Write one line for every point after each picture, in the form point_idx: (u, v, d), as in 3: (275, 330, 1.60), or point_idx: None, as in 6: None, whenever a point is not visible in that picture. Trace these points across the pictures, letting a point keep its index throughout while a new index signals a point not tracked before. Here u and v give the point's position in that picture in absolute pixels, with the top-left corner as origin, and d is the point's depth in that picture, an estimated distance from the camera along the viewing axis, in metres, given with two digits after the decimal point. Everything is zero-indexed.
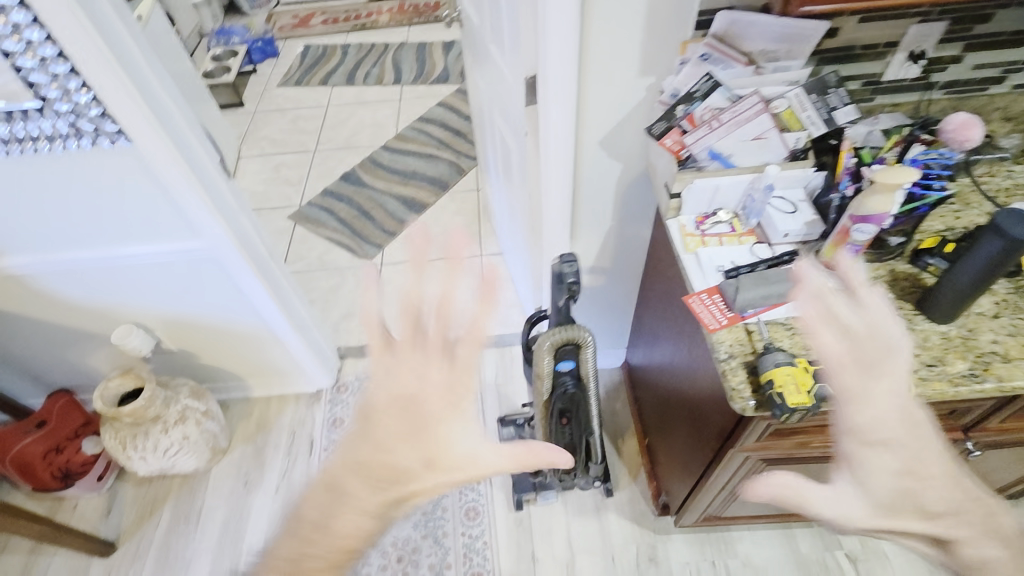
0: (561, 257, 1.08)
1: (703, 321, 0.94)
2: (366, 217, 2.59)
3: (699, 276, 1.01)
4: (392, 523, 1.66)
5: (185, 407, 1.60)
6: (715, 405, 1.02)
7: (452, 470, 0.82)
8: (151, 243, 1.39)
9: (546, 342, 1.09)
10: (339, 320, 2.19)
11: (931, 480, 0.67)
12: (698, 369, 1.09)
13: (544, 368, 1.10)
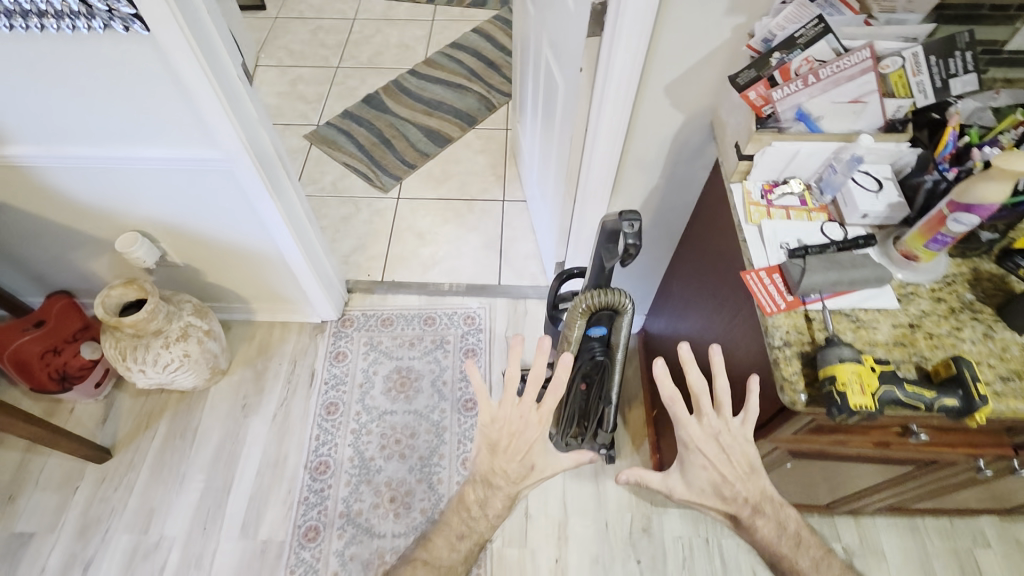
0: (622, 213, 0.97)
1: (759, 303, 0.86)
2: (386, 146, 2.47)
3: (761, 249, 0.94)
4: (388, 464, 1.64)
5: (188, 324, 1.53)
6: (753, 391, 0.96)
7: (542, 467, 0.99)
8: (163, 147, 1.28)
9: (583, 303, 1.02)
10: (349, 251, 2.10)
11: (743, 480, 0.88)
12: (738, 348, 1.01)
13: (575, 333, 1.05)
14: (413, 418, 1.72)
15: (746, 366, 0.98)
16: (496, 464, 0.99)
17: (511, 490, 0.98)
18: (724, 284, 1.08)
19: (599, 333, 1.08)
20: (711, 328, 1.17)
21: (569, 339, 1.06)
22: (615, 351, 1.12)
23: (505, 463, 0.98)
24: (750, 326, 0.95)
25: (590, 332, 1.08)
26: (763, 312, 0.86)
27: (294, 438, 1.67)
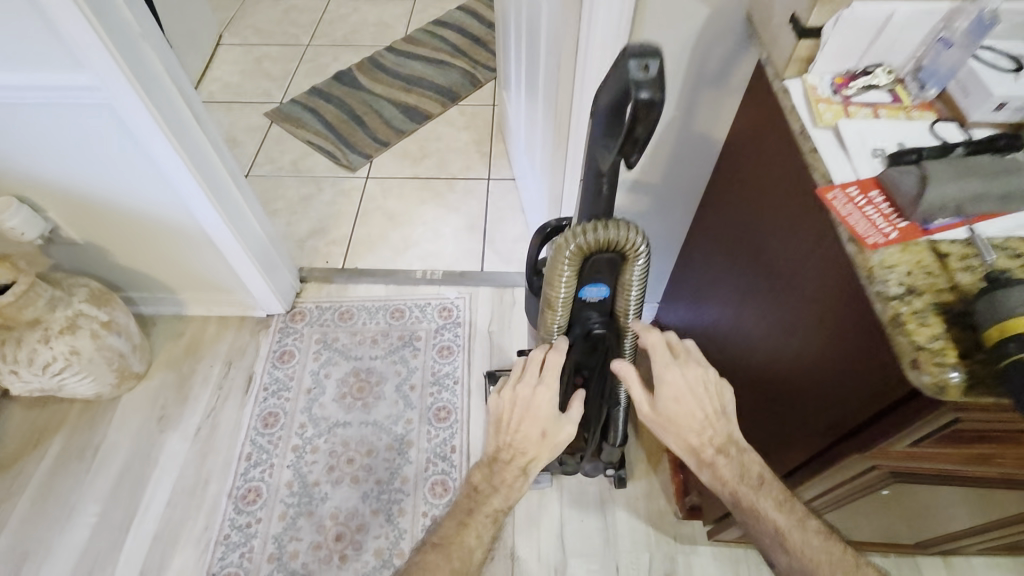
0: (626, 55, 0.58)
1: (852, 231, 0.56)
2: (356, 122, 2.12)
3: (846, 160, 0.63)
4: (335, 491, 1.30)
5: (77, 313, 1.22)
6: (836, 381, 0.63)
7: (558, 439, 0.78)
8: (20, 73, 0.97)
9: (567, 249, 0.67)
10: (305, 236, 1.79)
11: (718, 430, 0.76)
12: (813, 313, 0.67)
13: (559, 297, 0.73)
14: (370, 431, 1.39)
15: (829, 338, 0.64)
16: (503, 440, 0.77)
17: (525, 462, 0.77)
18: (782, 225, 0.74)
19: (596, 292, 0.74)
20: (758, 297, 0.83)
21: (551, 305, 0.75)
22: (622, 314, 0.78)
23: (518, 436, 0.76)
24: (839, 275, 0.61)
25: (584, 292, 0.74)
26: (857, 245, 0.56)
27: (219, 458, 1.36)
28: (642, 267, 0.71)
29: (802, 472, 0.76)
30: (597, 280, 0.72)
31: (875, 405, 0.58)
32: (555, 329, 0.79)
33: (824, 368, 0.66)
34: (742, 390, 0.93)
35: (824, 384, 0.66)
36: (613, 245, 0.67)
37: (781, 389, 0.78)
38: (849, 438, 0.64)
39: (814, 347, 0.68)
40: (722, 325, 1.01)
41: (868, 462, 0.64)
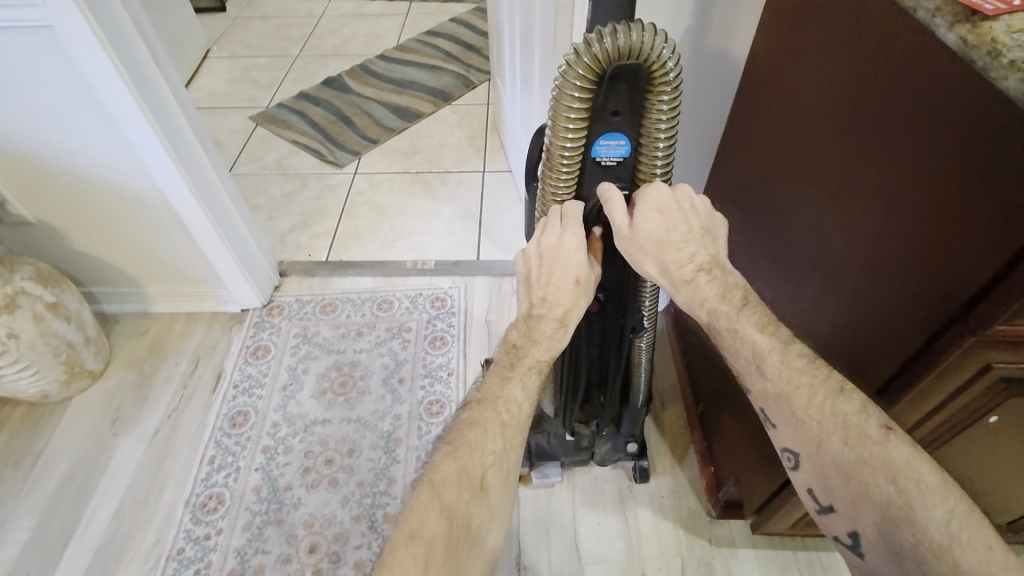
0: None
1: (961, 3, 0.49)
2: (345, 123, 2.04)
3: None
4: (310, 495, 1.13)
5: (19, 290, 1.12)
6: (959, 227, 0.50)
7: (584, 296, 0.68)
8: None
9: (579, 64, 0.57)
10: (287, 230, 1.66)
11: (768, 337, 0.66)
12: (897, 182, 0.57)
13: (566, 148, 0.63)
14: (353, 429, 1.22)
15: (924, 199, 0.53)
16: (536, 295, 0.68)
17: (563, 313, 0.68)
18: (839, 101, 0.65)
19: (615, 140, 0.64)
20: (809, 205, 0.72)
21: (557, 163, 0.65)
22: (647, 176, 0.67)
23: (549, 281, 0.67)
24: (934, 114, 0.51)
25: (599, 139, 0.63)
26: (973, 17, 0.48)
27: (177, 463, 1.18)
28: (670, 97, 0.61)
29: (882, 399, 0.63)
30: (615, 120, 0.62)
31: (1007, 254, 0.46)
32: (563, 198, 0.68)
33: (920, 241, 0.54)
34: (790, 327, 0.81)
35: (921, 259, 0.54)
36: (634, 59, 0.57)
37: (850, 300, 0.66)
38: (961, 319, 0.51)
39: (901, 223, 0.56)
40: (762, 254, 0.87)
41: (990, 351, 0.51)
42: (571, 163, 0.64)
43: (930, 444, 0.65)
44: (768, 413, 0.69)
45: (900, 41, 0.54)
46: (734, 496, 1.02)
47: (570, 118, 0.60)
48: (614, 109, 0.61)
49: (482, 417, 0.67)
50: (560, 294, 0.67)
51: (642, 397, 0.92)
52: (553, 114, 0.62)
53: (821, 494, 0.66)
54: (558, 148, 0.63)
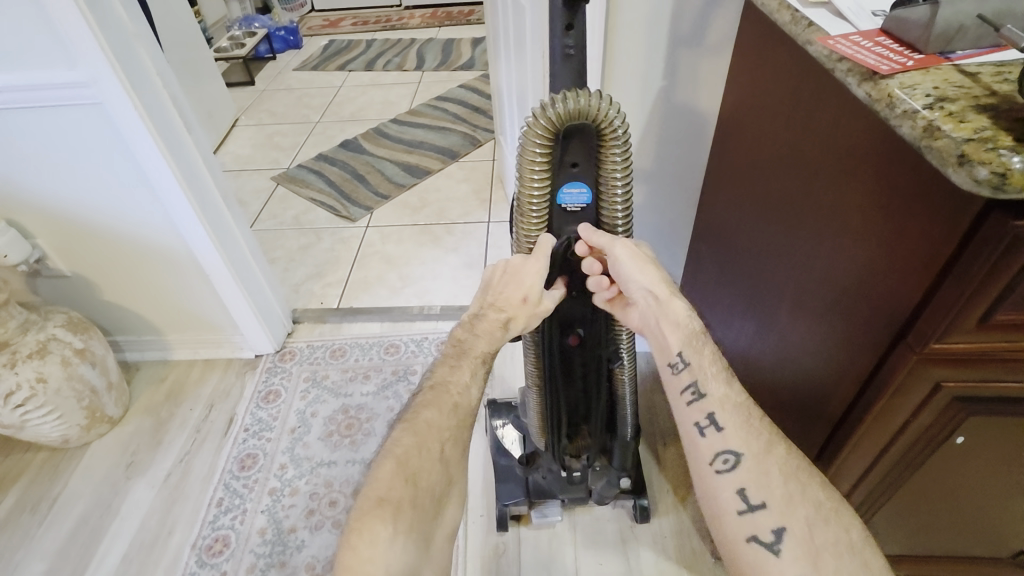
0: None
1: (863, 64, 0.50)
2: (359, 180, 2.17)
3: (845, 23, 0.58)
4: (313, 537, 1.13)
5: (50, 337, 1.21)
6: (891, 249, 0.52)
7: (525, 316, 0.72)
8: (9, 74, 1.01)
9: (537, 125, 0.62)
10: (301, 280, 1.75)
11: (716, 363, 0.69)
12: (842, 212, 0.60)
13: (532, 199, 0.68)
14: (358, 470, 1.24)
15: (864, 226, 0.56)
16: (489, 298, 0.74)
17: (507, 319, 0.73)
18: (789, 143, 0.70)
19: (577, 189, 0.68)
20: (776, 239, 0.76)
21: (525, 210, 0.69)
22: (610, 221, 0.72)
23: (500, 288, 0.73)
24: (863, 148, 0.55)
25: (563, 188, 0.68)
26: (874, 76, 0.50)
27: (186, 506, 1.21)
28: (622, 151, 0.65)
29: (847, 423, 0.63)
30: (575, 171, 0.66)
31: (934, 272, 0.48)
32: (530, 241, 0.72)
33: (863, 265, 0.57)
34: (769, 359, 0.81)
35: (865, 283, 0.56)
36: (583, 119, 0.62)
37: (814, 328, 0.67)
38: (903, 338, 0.53)
39: (848, 250, 0.59)
40: (741, 292, 0.90)
41: (934, 370, 0.53)
42: (541, 209, 0.69)
43: (903, 470, 0.65)
44: (715, 418, 0.66)
45: (831, 85, 0.59)
46: None
47: (534, 173, 0.65)
48: (573, 162, 0.66)
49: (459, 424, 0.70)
50: (507, 302, 0.73)
51: (630, 428, 0.92)
52: (518, 168, 0.67)
53: (755, 492, 0.61)
54: (526, 197, 0.68)
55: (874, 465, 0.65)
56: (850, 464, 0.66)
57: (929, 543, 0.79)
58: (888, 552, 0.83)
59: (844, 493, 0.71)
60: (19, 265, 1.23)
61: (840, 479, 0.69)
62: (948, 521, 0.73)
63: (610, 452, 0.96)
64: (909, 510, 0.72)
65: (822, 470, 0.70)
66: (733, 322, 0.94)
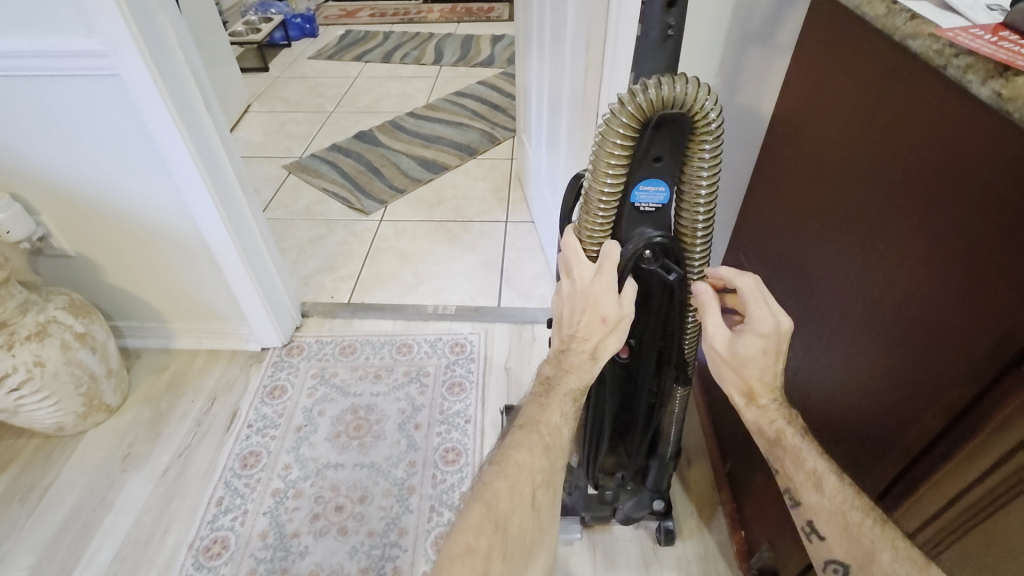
0: None
1: (992, 60, 0.49)
2: (374, 173, 2.12)
3: (959, 17, 0.58)
4: (318, 544, 1.08)
5: (50, 319, 1.15)
6: (1004, 274, 0.48)
7: (611, 334, 0.66)
8: (22, 37, 0.96)
9: (624, 112, 0.57)
10: (312, 272, 1.69)
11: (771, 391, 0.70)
12: (937, 227, 0.55)
13: (607, 195, 0.62)
14: (366, 474, 1.18)
15: (970, 243, 0.52)
16: (565, 331, 0.68)
17: (594, 347, 0.67)
18: (867, 155, 0.65)
19: (655, 186, 0.63)
20: (843, 253, 0.71)
21: (596, 208, 0.64)
22: (690, 226, 0.68)
23: (576, 314, 0.67)
24: (975, 158, 0.51)
25: (640, 186, 0.63)
26: (1007, 72, 0.48)
27: (183, 504, 1.15)
28: (712, 145, 0.61)
29: (930, 455, 0.59)
30: (657, 166, 0.62)
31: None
32: (596, 242, 0.67)
33: (966, 286, 0.52)
34: (823, 382, 0.77)
35: (968, 305, 0.52)
36: (679, 108, 0.57)
37: (889, 350, 0.62)
38: (1015, 368, 0.48)
39: (943, 268, 0.54)
40: (790, 312, 0.85)
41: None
42: (610, 208, 0.64)
43: (978, 516, 0.58)
44: (816, 526, 0.66)
45: (932, 91, 0.55)
46: (768, 564, 0.93)
47: (611, 165, 0.60)
48: (656, 155, 0.61)
49: (524, 443, 0.65)
50: (587, 330, 0.66)
51: (671, 447, 0.88)
52: (592, 158, 0.62)
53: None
54: (597, 193, 0.63)
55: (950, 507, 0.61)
56: (923, 498, 0.61)
57: None
58: None
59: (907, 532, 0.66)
60: (21, 243, 1.18)
61: (909, 516, 0.64)
62: None
63: (646, 471, 0.92)
64: None
65: (891, 505, 0.66)
66: None
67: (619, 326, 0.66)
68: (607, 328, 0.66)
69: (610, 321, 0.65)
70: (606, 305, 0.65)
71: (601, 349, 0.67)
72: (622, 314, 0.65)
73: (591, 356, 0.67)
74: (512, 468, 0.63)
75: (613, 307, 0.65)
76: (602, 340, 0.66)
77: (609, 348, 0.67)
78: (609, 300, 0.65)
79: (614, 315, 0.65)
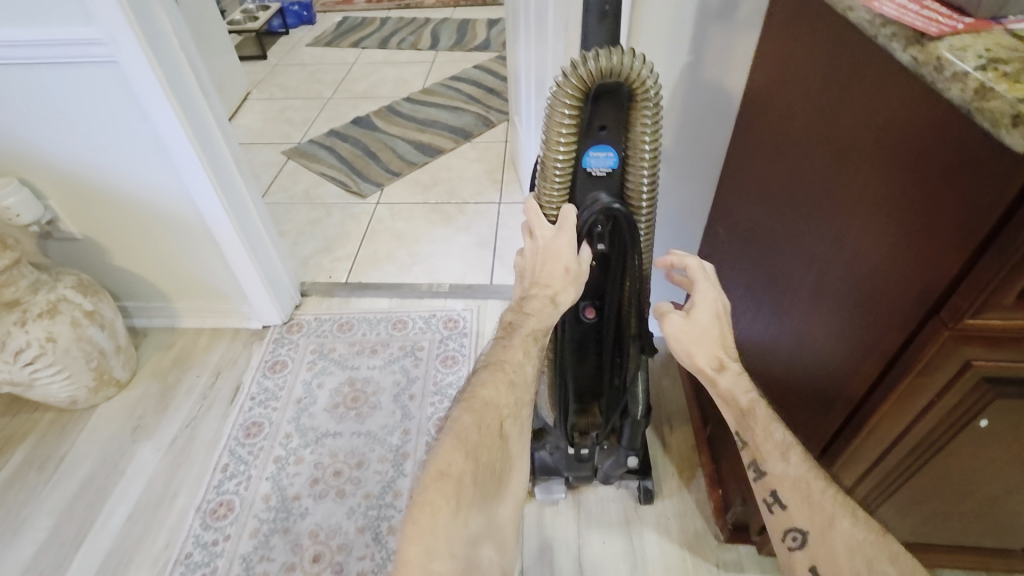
0: None
1: (911, 28, 0.52)
2: (370, 157, 2.16)
3: None
4: (317, 506, 1.14)
5: (60, 298, 1.21)
6: (927, 227, 0.52)
7: (569, 282, 0.71)
8: (24, 26, 1.00)
9: (568, 84, 0.62)
10: (310, 253, 1.75)
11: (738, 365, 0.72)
12: (876, 188, 0.59)
13: (558, 163, 0.68)
14: (363, 441, 1.24)
15: (900, 200, 0.55)
16: (529, 283, 0.73)
17: (555, 294, 0.71)
18: (821, 123, 0.69)
19: (603, 153, 0.68)
20: (801, 219, 0.75)
21: (549, 175, 0.69)
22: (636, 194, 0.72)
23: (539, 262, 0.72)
24: (903, 121, 0.54)
25: (589, 152, 0.68)
26: (922, 39, 0.51)
27: (191, 470, 1.21)
28: (653, 112, 0.65)
29: (868, 402, 0.63)
30: (602, 134, 0.66)
31: (974, 245, 0.47)
32: (552, 208, 0.72)
33: (897, 241, 0.56)
34: (786, 342, 0.81)
35: (898, 259, 0.56)
36: (617, 77, 0.62)
37: (836, 307, 0.67)
38: (936, 313, 0.52)
39: (879, 226, 0.58)
40: (758, 278, 0.89)
41: (964, 348, 0.52)
42: (564, 173, 0.69)
43: (924, 455, 0.66)
44: (778, 496, 0.67)
45: (871, 59, 0.58)
46: (744, 517, 0.98)
47: (561, 135, 0.65)
48: (601, 124, 0.66)
49: (489, 381, 0.69)
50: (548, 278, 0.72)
51: (641, 408, 0.92)
52: (545, 129, 0.67)
53: (828, 573, 0.61)
54: (551, 161, 0.68)
55: (892, 449, 0.66)
56: (867, 443, 0.66)
57: (927, 528, 0.81)
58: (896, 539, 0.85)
59: (862, 472, 0.71)
60: (30, 225, 1.23)
61: (858, 459, 0.69)
62: (958, 510, 0.76)
63: (620, 431, 0.96)
64: (929, 490, 0.72)
65: (836, 453, 0.71)
66: (749, 306, 0.94)
67: (577, 276, 0.71)
68: (564, 278, 0.71)
69: (569, 270, 0.71)
70: (566, 258, 0.70)
71: (561, 296, 0.72)
72: (578, 265, 0.71)
73: (553, 302, 0.71)
74: (479, 405, 0.66)
75: (572, 259, 0.70)
76: (563, 288, 0.71)
77: (567, 296, 0.72)
78: (569, 252, 0.70)
79: (573, 266, 0.71)
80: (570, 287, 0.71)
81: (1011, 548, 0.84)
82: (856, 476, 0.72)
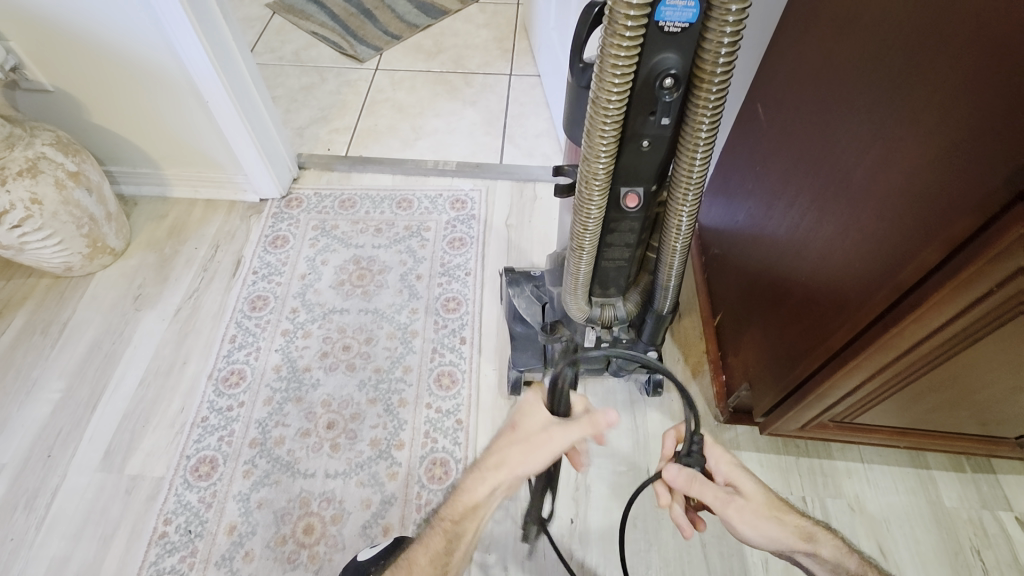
0: None
1: None
2: (366, 16, 1.92)
3: None
4: (328, 377, 1.15)
5: (40, 155, 1.11)
6: None
7: (542, 454, 0.61)
8: None
9: None
10: (305, 123, 1.62)
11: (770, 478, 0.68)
12: (978, 50, 0.51)
13: (632, 25, 0.51)
14: (370, 318, 1.23)
15: (1008, 67, 0.48)
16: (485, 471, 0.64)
17: (526, 452, 0.61)
18: None
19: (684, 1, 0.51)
20: (868, 93, 0.67)
21: (616, 46, 0.53)
22: (709, 68, 0.57)
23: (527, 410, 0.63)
24: None
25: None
26: None
27: (199, 339, 1.21)
28: None
29: (919, 291, 0.61)
30: None
31: None
32: (613, 96, 0.57)
33: (994, 111, 0.50)
34: (822, 229, 0.77)
35: (992, 137, 0.50)
36: None
37: (897, 191, 0.62)
38: None
39: (975, 98, 0.52)
40: (801, 159, 0.83)
41: None
42: (632, 38, 0.52)
43: (953, 346, 0.66)
44: None
45: None
46: (745, 401, 1.03)
47: None
48: None
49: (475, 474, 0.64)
50: (535, 432, 0.62)
51: (669, 301, 0.88)
52: None
53: None
54: (619, 20, 0.51)
55: (929, 338, 0.65)
56: (904, 332, 0.65)
57: (932, 414, 0.84)
58: (894, 423, 0.89)
59: (886, 360, 0.71)
60: None
61: (886, 348, 0.69)
62: (969, 401, 0.78)
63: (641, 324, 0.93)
64: (946, 381, 0.74)
65: (865, 340, 0.70)
66: (783, 193, 0.88)
67: (552, 443, 0.61)
68: (540, 446, 0.61)
69: (543, 448, 0.61)
70: (541, 444, 0.61)
71: (535, 462, 0.62)
72: (559, 440, 0.61)
73: (523, 461, 0.62)
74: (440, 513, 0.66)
75: (554, 437, 0.61)
76: (534, 453, 0.61)
77: (541, 463, 0.62)
78: (549, 436, 0.61)
79: (549, 437, 0.61)
80: (548, 452, 0.61)
81: (999, 434, 0.87)
82: (879, 365, 0.72)
